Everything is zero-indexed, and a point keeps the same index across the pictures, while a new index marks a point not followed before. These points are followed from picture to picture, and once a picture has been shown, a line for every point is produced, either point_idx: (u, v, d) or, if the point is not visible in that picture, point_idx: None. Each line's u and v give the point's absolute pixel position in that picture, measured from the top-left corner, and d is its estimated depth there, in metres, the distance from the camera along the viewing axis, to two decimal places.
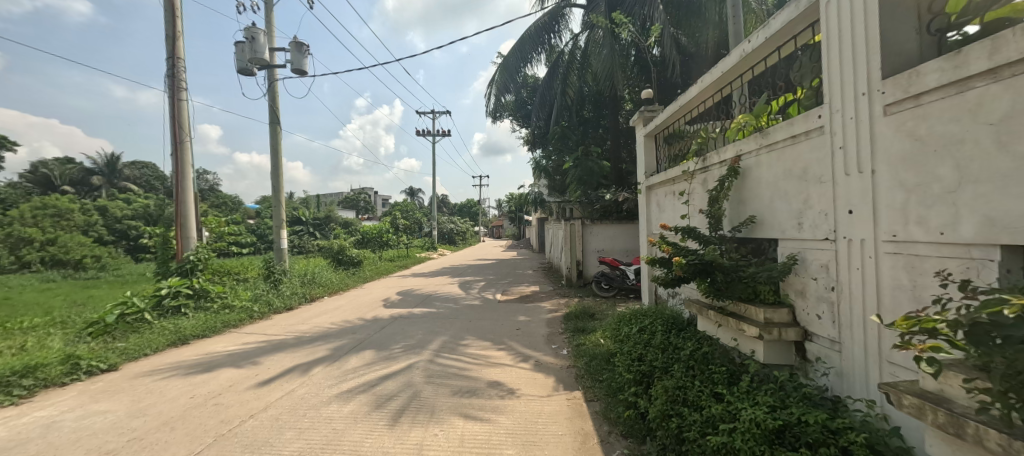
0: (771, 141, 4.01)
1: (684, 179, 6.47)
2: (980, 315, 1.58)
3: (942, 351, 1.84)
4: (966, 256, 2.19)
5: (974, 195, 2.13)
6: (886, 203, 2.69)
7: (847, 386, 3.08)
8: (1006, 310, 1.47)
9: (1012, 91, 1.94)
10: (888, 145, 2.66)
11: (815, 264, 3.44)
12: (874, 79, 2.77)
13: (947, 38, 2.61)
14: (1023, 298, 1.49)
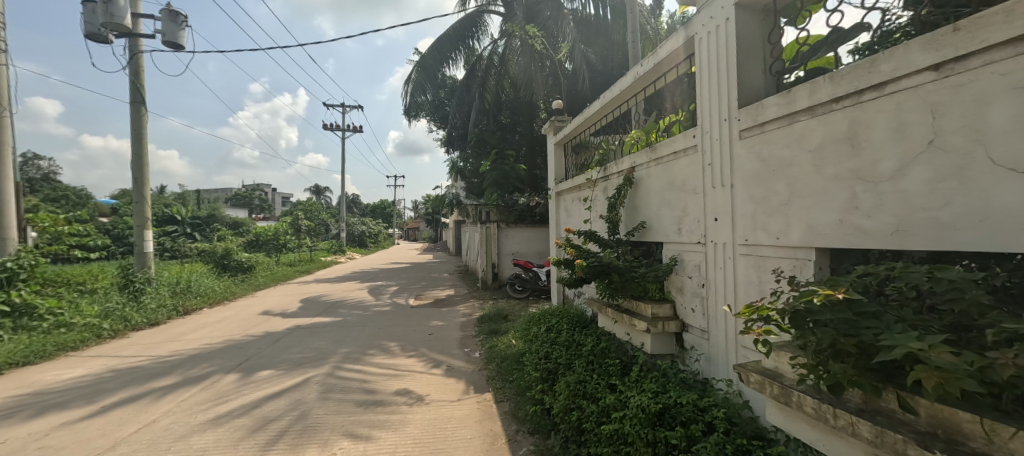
0: (658, 156, 4.52)
1: (588, 187, 6.94)
2: (800, 304, 1.91)
3: (772, 334, 2.22)
4: (793, 256, 2.70)
5: (799, 207, 2.64)
6: (741, 212, 3.19)
7: (713, 369, 3.57)
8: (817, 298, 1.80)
9: (824, 125, 2.45)
10: (742, 164, 3.18)
11: (690, 264, 3.95)
12: (733, 107, 3.29)
13: (783, 79, 3.18)
14: (826, 288, 1.86)
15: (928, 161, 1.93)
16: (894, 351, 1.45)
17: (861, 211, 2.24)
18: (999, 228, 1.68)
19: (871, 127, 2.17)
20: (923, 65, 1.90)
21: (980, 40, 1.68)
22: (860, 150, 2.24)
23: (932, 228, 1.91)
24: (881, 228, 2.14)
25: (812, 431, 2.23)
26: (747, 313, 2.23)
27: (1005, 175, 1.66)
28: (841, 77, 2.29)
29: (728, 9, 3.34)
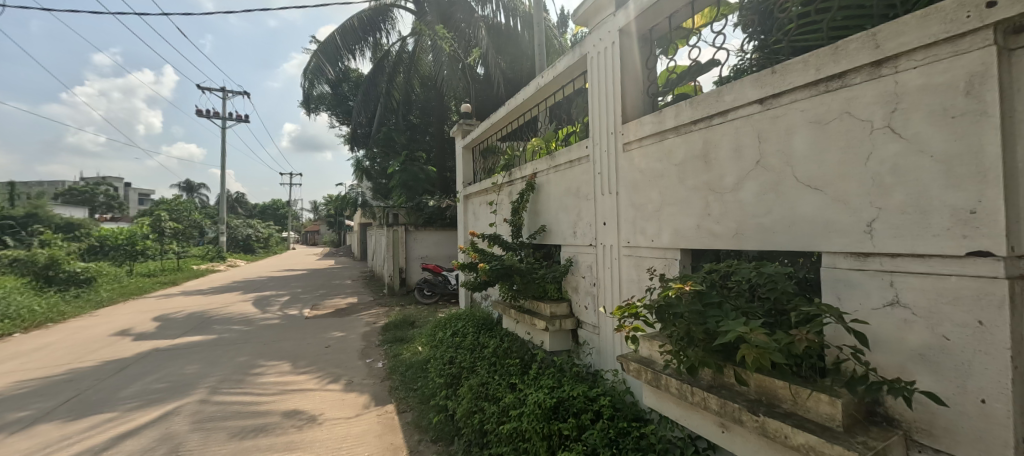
0: (556, 163, 4.79)
1: (495, 191, 7.06)
2: (662, 300, 2.15)
3: (640, 328, 2.51)
4: (664, 257, 3.08)
5: (668, 213, 3.02)
6: (625, 217, 3.55)
7: (604, 361, 3.85)
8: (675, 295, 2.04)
9: (686, 142, 2.85)
10: (625, 173, 3.53)
11: (584, 265, 4.26)
12: (618, 122, 3.66)
13: (657, 101, 3.61)
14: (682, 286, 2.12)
15: (757, 177, 2.36)
16: (727, 336, 1.73)
17: (713, 217, 2.65)
18: (801, 232, 2.12)
19: (718, 147, 2.59)
20: (753, 99, 2.33)
21: (788, 82, 2.13)
22: (711, 166, 2.65)
23: (760, 232, 2.34)
24: (727, 232, 2.55)
25: (677, 409, 2.56)
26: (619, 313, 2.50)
27: (804, 189, 2.10)
28: (698, 103, 2.70)
29: (615, 34, 3.74)
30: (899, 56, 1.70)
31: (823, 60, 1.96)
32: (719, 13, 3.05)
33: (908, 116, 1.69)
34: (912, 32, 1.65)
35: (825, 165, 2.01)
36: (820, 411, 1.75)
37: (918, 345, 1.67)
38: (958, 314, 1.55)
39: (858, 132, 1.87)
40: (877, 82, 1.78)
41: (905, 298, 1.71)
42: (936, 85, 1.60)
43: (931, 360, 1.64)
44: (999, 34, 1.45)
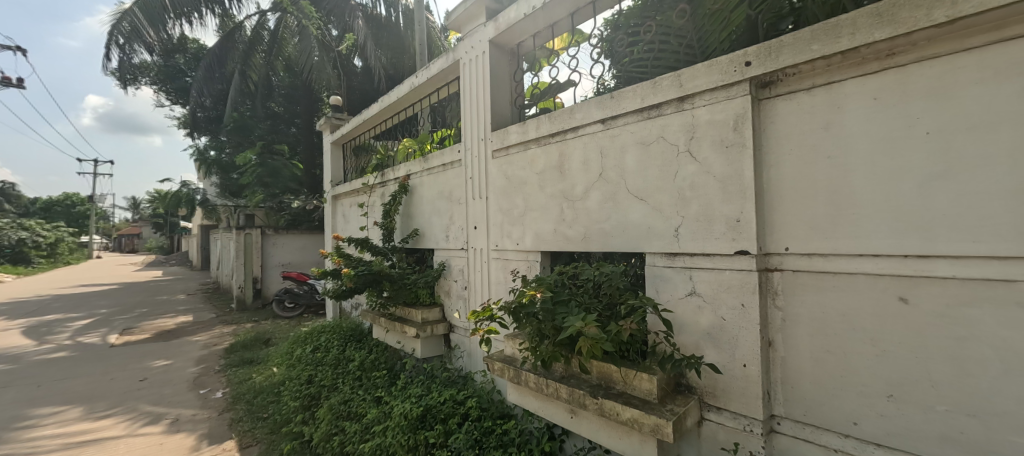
0: (429, 166, 4.72)
1: (366, 192, 6.60)
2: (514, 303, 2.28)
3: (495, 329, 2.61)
4: (527, 259, 3.28)
5: (530, 218, 3.23)
6: (493, 222, 3.67)
7: (474, 363, 3.91)
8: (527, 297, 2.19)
9: (546, 153, 3.09)
10: (494, 179, 3.66)
11: (455, 269, 4.26)
12: (488, 129, 3.78)
13: (524, 112, 3.84)
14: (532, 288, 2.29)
15: (600, 188, 2.68)
16: (567, 331, 1.92)
17: (566, 222, 2.92)
18: (632, 235, 2.48)
19: (571, 159, 2.88)
20: (597, 118, 2.65)
21: (622, 107, 2.49)
22: (565, 176, 2.93)
23: (602, 235, 2.67)
24: (577, 235, 2.84)
25: (535, 402, 2.73)
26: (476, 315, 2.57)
27: (634, 199, 2.47)
28: (555, 118, 2.96)
29: (485, 44, 3.86)
30: (694, 95, 2.14)
31: (645, 92, 2.35)
32: (575, 40, 3.40)
33: (700, 143, 2.12)
34: (702, 77, 2.09)
35: (647, 180, 2.39)
36: (642, 388, 2.08)
37: (707, 326, 2.10)
38: (730, 299, 2.00)
39: (669, 153, 2.28)
40: (680, 114, 2.21)
41: (699, 289, 2.14)
42: (716, 121, 2.06)
43: (714, 337, 2.07)
44: (752, 87, 1.94)
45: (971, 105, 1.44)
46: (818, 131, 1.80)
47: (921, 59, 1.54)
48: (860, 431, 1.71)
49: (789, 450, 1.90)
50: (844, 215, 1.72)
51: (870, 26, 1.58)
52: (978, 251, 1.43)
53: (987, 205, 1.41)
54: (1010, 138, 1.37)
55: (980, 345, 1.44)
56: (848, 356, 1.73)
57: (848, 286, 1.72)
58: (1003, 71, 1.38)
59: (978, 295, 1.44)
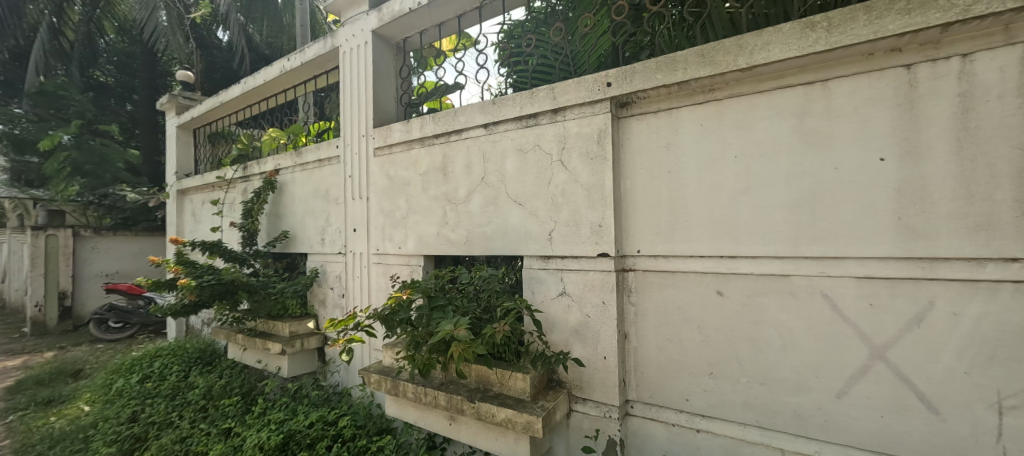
0: (303, 162, 4.23)
1: (222, 188, 5.62)
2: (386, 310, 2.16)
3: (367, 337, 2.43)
4: (409, 264, 3.14)
5: (413, 221, 3.11)
6: (374, 224, 3.43)
7: (351, 377, 3.58)
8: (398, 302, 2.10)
9: (430, 154, 3.01)
10: (375, 179, 3.43)
11: (331, 275, 3.87)
12: (369, 126, 3.53)
13: (410, 111, 3.69)
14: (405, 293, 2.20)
15: (481, 192, 2.70)
16: (438, 335, 1.88)
17: (450, 226, 2.87)
18: (511, 239, 2.54)
19: (455, 162, 2.85)
20: (480, 123, 2.67)
21: (503, 114, 2.55)
22: (449, 178, 2.89)
23: (483, 239, 2.69)
24: (459, 239, 2.82)
25: (414, 412, 2.61)
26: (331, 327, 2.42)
27: (513, 204, 2.54)
28: (439, 119, 2.90)
29: (367, 34, 3.60)
30: (566, 109, 2.30)
31: (524, 101, 2.44)
32: (462, 43, 3.39)
33: (570, 154, 2.29)
34: (572, 93, 2.26)
35: (525, 186, 2.49)
36: (517, 387, 2.14)
37: (575, 323, 2.26)
38: (594, 297, 2.19)
39: (544, 162, 2.40)
40: (554, 125, 2.35)
41: (568, 289, 2.29)
42: (584, 134, 2.24)
43: (581, 333, 2.24)
44: (611, 106, 2.17)
45: (763, 137, 1.82)
46: (662, 149, 2.08)
47: (731, 95, 1.90)
48: (690, 406, 2.01)
49: (639, 429, 2.15)
50: (680, 222, 2.02)
51: (698, 63, 1.88)
52: (766, 251, 1.80)
53: (772, 216, 1.80)
54: (785, 165, 1.77)
55: (768, 327, 1.81)
56: (682, 343, 2.02)
57: (683, 283, 2.02)
58: (781, 112, 1.78)
59: (766, 287, 1.81)
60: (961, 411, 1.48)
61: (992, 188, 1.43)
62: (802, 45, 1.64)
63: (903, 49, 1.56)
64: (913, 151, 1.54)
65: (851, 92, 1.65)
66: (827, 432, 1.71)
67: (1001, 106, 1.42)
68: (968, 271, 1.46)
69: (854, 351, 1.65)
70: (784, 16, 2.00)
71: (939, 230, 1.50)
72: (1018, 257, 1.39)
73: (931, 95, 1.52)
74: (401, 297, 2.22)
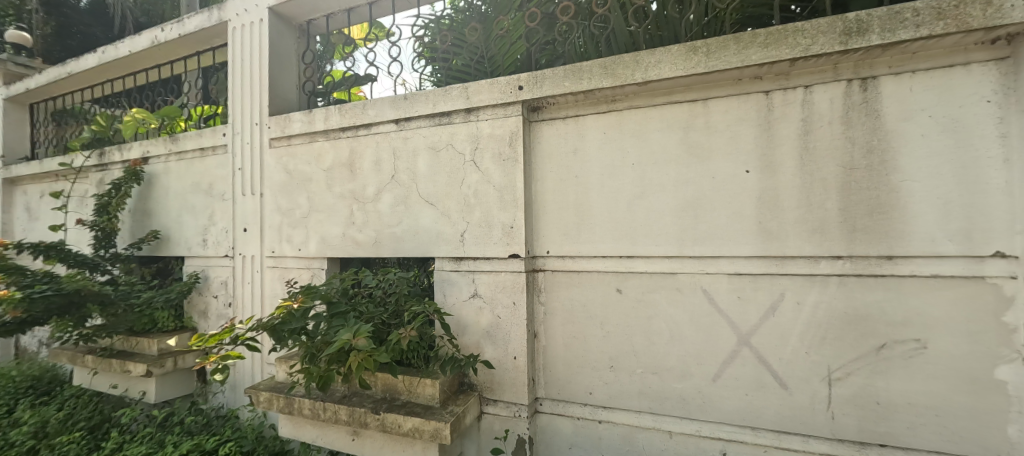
0: (180, 150, 3.63)
1: (69, 178, 4.59)
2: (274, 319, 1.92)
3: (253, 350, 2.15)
4: (309, 268, 2.86)
5: (315, 220, 2.84)
6: (269, 223, 3.07)
7: (238, 397, 3.18)
8: (289, 310, 1.89)
9: (335, 147, 2.78)
10: (271, 173, 3.07)
11: (215, 281, 3.37)
12: (264, 113, 3.15)
13: (314, 100, 3.39)
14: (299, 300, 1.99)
15: (391, 190, 2.56)
16: (333, 346, 1.72)
17: (356, 226, 2.68)
18: (422, 240, 2.45)
19: (363, 158, 2.66)
20: (390, 118, 2.53)
21: (415, 110, 2.45)
22: (356, 175, 2.69)
23: (393, 240, 2.55)
24: (367, 240, 2.64)
25: (313, 430, 2.38)
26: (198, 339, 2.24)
27: (424, 204, 2.45)
28: (345, 111, 2.69)
29: (262, 10, 3.21)
30: (479, 109, 2.28)
31: (436, 99, 2.37)
32: (374, 32, 3.19)
33: (482, 154, 2.27)
34: (485, 93, 2.24)
35: (437, 185, 2.41)
36: (426, 394, 2.06)
37: (486, 324, 2.25)
38: (505, 298, 2.19)
39: (456, 161, 2.36)
40: (467, 125, 2.32)
41: (480, 291, 2.27)
42: (496, 135, 2.24)
43: (492, 334, 2.23)
44: (523, 109, 2.20)
45: (656, 147, 1.99)
46: (570, 154, 2.17)
47: (630, 107, 2.05)
48: (593, 398, 2.12)
49: (548, 425, 2.21)
50: (585, 224, 2.12)
51: (601, 74, 1.98)
52: (658, 252, 1.98)
53: (662, 219, 1.97)
54: (673, 173, 1.96)
55: (659, 320, 1.98)
56: (587, 340, 2.12)
57: (587, 282, 2.12)
58: (671, 125, 1.97)
59: (658, 284, 1.99)
60: (803, 385, 1.76)
61: (824, 198, 1.73)
62: (686, 66, 1.83)
63: (762, 77, 1.82)
64: (769, 166, 1.81)
65: (725, 111, 1.88)
66: (706, 412, 1.91)
67: (830, 132, 1.73)
68: (808, 267, 1.75)
69: (726, 339, 1.87)
70: (674, 39, 2.21)
71: (787, 233, 1.78)
72: (841, 255, 1.71)
73: (782, 119, 1.79)
74: (293, 304, 2.00)
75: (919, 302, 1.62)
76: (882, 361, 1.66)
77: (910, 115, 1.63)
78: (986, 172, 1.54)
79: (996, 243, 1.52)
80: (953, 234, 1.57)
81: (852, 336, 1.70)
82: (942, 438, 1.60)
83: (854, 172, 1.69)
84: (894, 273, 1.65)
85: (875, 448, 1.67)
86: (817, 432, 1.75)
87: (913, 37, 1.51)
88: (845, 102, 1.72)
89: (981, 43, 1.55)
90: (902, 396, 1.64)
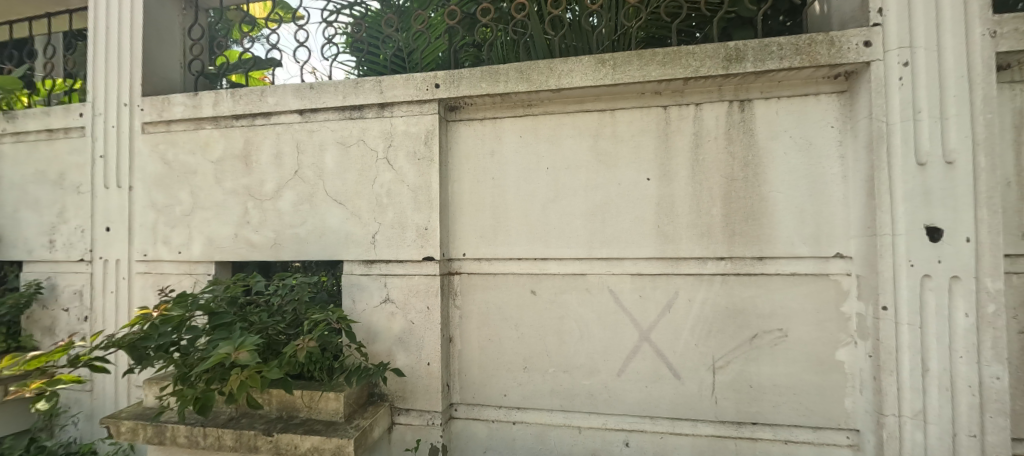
0: (19, 131, 2.95)
1: None
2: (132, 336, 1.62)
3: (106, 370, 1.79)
4: (192, 273, 2.50)
5: (200, 219, 2.49)
6: (141, 222, 2.62)
7: (94, 429, 2.67)
8: (153, 324, 1.61)
9: (226, 137, 2.46)
10: (144, 163, 2.62)
11: (66, 291, 2.78)
12: (136, 92, 2.67)
13: (204, 82, 2.98)
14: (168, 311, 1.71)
15: (294, 187, 2.33)
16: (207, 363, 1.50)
17: (251, 226, 2.40)
18: (329, 242, 2.26)
19: (260, 150, 2.39)
20: (293, 108, 2.31)
21: (322, 101, 2.25)
22: (251, 169, 2.41)
23: (295, 242, 2.32)
24: (264, 242, 2.37)
25: None
26: (15, 365, 1.91)
27: (331, 202, 2.27)
28: (240, 97, 2.39)
29: None
30: (393, 104, 2.18)
31: (347, 91, 2.21)
32: (278, 12, 2.89)
33: (396, 152, 2.17)
34: (399, 88, 2.14)
35: (346, 183, 2.25)
36: (328, 408, 1.88)
37: (398, 331, 2.14)
38: (418, 302, 2.11)
39: (368, 158, 2.22)
40: (381, 121, 2.20)
41: (392, 296, 2.15)
42: (411, 133, 2.15)
43: (404, 341, 2.13)
44: (440, 108, 2.14)
45: (568, 153, 2.07)
46: (486, 156, 2.17)
47: (545, 112, 2.10)
48: (508, 400, 2.12)
49: (462, 431, 2.17)
50: (501, 227, 2.12)
51: (516, 78, 2.00)
52: (569, 254, 2.05)
53: (573, 222, 2.05)
54: (584, 179, 2.04)
55: (570, 319, 2.05)
56: (501, 342, 2.12)
57: (503, 285, 2.12)
58: (582, 133, 2.06)
59: (569, 285, 2.06)
60: (692, 374, 1.94)
61: (711, 205, 1.92)
62: (595, 76, 1.91)
63: (662, 93, 1.98)
64: (666, 174, 1.97)
65: (629, 122, 2.01)
66: (610, 405, 2.02)
67: (715, 146, 1.93)
68: (697, 267, 1.94)
69: (629, 335, 2.00)
70: (587, 51, 2.32)
71: (681, 236, 1.95)
72: (723, 256, 1.91)
73: (678, 132, 1.96)
74: (161, 316, 1.72)
75: (782, 296, 1.87)
76: (755, 349, 1.89)
77: (776, 135, 1.88)
78: (830, 186, 1.83)
79: (837, 246, 1.82)
80: (806, 238, 1.84)
81: (732, 328, 1.91)
82: (798, 413, 1.86)
83: (734, 183, 1.91)
84: (763, 272, 1.89)
85: (749, 426, 1.90)
86: (703, 416, 1.94)
87: (779, 67, 1.74)
88: (728, 120, 1.93)
89: (828, 78, 1.84)
90: (769, 379, 1.88)
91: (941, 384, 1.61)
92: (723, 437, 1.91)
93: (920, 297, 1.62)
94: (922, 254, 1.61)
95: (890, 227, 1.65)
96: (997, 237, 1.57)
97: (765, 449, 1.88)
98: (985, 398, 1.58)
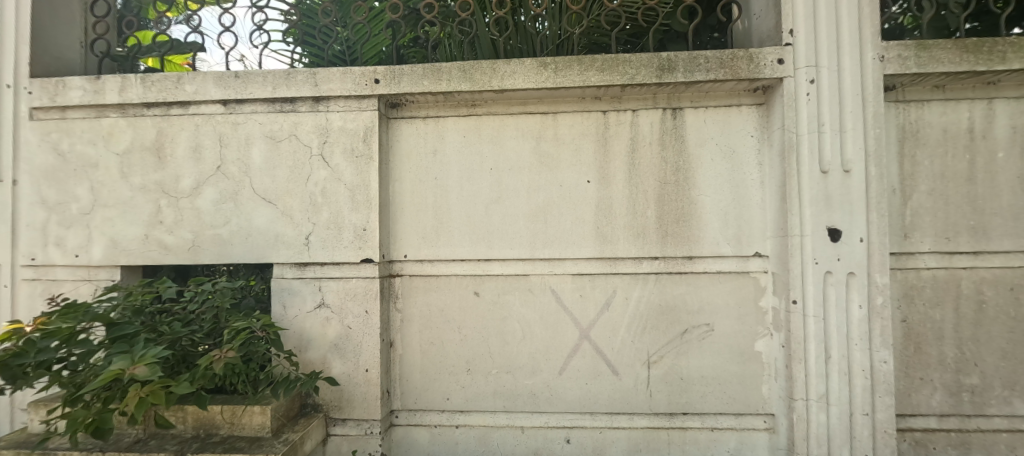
0: None
1: None
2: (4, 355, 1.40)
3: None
4: (92, 279, 2.22)
5: (102, 218, 2.21)
6: (24, 221, 2.26)
7: None
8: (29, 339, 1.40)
9: (133, 127, 2.21)
10: (30, 154, 2.27)
11: None
12: (24, 71, 2.31)
13: (110, 63, 2.66)
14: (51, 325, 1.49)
15: (215, 184, 2.14)
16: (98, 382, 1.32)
17: (164, 227, 2.17)
18: (256, 243, 2.10)
19: (175, 142, 2.17)
20: (215, 98, 2.12)
21: (248, 92, 2.09)
22: (165, 163, 2.18)
23: (216, 244, 2.14)
24: (180, 244, 2.16)
25: None
26: None
27: (259, 201, 2.11)
28: (151, 83, 2.15)
29: None
30: (328, 99, 2.06)
31: (277, 82, 2.06)
32: None
33: (332, 149, 2.06)
34: (335, 82, 2.03)
35: (276, 180, 2.10)
36: (253, 423, 1.74)
37: (333, 337, 2.03)
38: (355, 307, 2.01)
39: (300, 154, 2.09)
40: (315, 115, 2.08)
41: (326, 300, 2.03)
42: (348, 129, 2.05)
43: (340, 347, 2.02)
44: (380, 104, 2.06)
45: (511, 154, 2.07)
46: (429, 156, 2.12)
47: (489, 113, 2.09)
48: (451, 404, 2.09)
49: (403, 438, 2.11)
50: (443, 227, 2.09)
51: (459, 77, 1.96)
52: (512, 255, 2.05)
53: (516, 223, 2.06)
54: (527, 179, 2.06)
55: (513, 320, 2.06)
56: (444, 345, 2.09)
57: (445, 286, 2.09)
58: (525, 134, 2.07)
59: (511, 286, 2.06)
60: (629, 369, 2.02)
61: (646, 207, 2.01)
62: (537, 79, 1.93)
63: (601, 98, 2.04)
64: (605, 177, 2.03)
65: (570, 125, 2.05)
66: (552, 403, 2.05)
67: (650, 150, 2.02)
68: (634, 267, 2.02)
69: (569, 334, 2.04)
70: (532, 54, 2.34)
71: (618, 237, 2.02)
72: (657, 256, 2.01)
73: (616, 136, 2.03)
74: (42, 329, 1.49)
75: (708, 293, 2.00)
76: (684, 343, 2.01)
77: (704, 143, 2.01)
78: (750, 191, 1.99)
79: (755, 246, 1.98)
80: (730, 238, 1.98)
81: (664, 324, 2.02)
82: (722, 401, 2.00)
83: (667, 186, 2.01)
84: (692, 270, 2.00)
85: (679, 416, 2.01)
86: (639, 410, 2.02)
87: (706, 79, 1.86)
88: (661, 126, 2.02)
89: (748, 91, 1.99)
90: (697, 371, 2.00)
91: (841, 369, 1.79)
92: (657, 428, 2.01)
93: (824, 291, 1.79)
94: (825, 253, 1.79)
95: (799, 228, 1.82)
96: (884, 237, 1.79)
97: (694, 437, 2.00)
98: (876, 380, 1.79)
